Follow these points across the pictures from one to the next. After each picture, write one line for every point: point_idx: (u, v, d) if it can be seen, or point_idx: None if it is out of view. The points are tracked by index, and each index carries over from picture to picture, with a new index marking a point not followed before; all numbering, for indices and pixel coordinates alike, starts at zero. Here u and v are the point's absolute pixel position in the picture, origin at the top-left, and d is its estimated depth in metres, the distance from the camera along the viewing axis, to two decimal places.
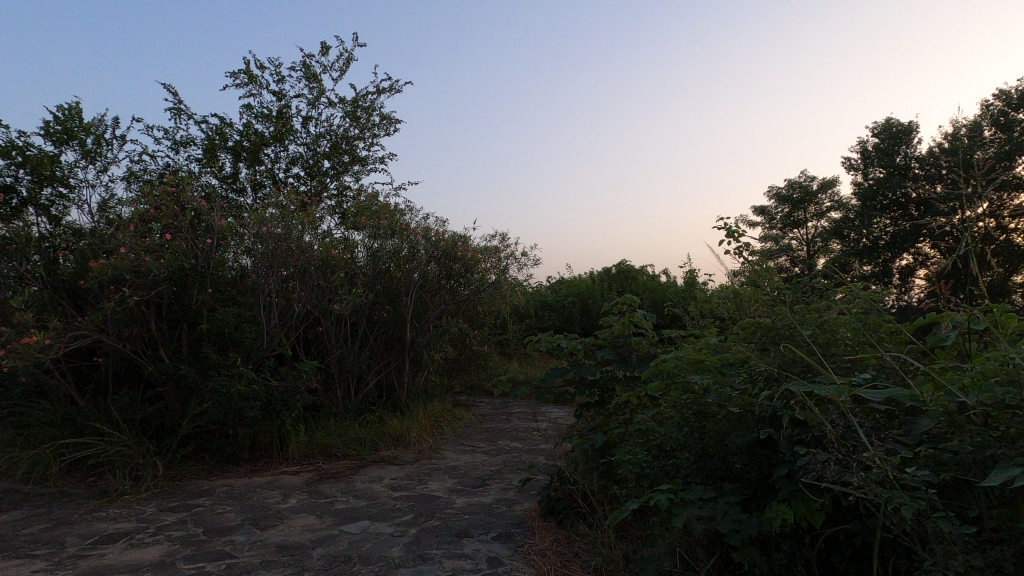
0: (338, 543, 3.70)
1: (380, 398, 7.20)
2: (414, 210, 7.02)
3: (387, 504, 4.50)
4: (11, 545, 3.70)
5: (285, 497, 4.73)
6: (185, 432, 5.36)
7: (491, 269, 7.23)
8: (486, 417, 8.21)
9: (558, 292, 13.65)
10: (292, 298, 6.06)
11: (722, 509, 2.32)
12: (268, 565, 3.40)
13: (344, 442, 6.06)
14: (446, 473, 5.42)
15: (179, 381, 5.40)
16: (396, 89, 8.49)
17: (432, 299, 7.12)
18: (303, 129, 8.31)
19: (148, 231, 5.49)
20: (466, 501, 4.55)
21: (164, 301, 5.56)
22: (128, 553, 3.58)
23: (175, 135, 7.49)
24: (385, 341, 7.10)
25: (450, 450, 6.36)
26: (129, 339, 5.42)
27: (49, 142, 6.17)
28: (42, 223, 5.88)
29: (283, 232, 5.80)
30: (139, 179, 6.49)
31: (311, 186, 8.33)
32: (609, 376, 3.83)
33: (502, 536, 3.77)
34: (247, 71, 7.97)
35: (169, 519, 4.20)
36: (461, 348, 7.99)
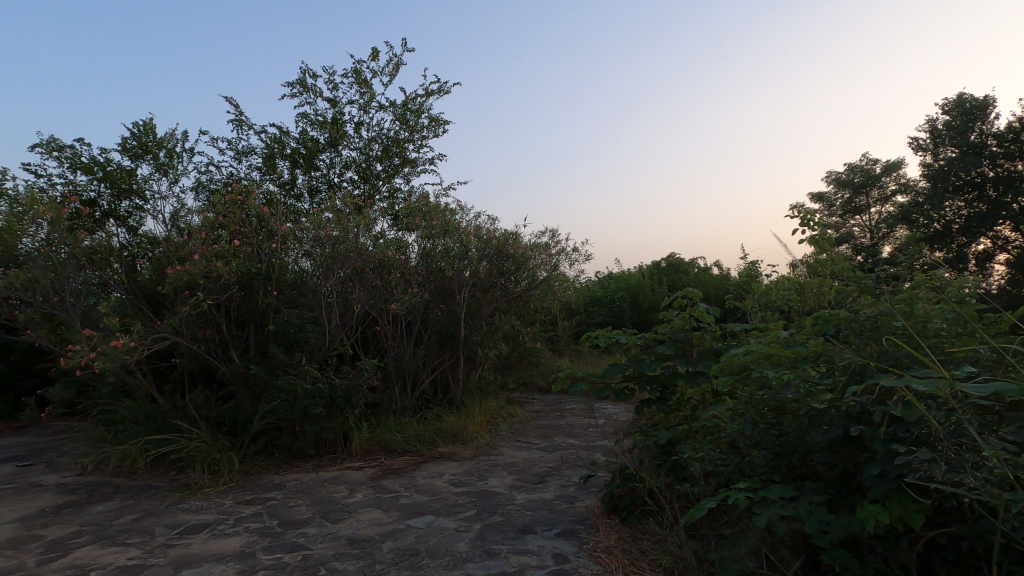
0: (406, 537, 3.79)
1: (436, 395, 7.33)
2: (465, 210, 7.07)
3: (450, 499, 4.58)
4: (108, 534, 3.98)
5: (352, 491, 4.88)
6: (257, 428, 5.61)
7: (542, 266, 7.24)
8: (539, 413, 8.25)
9: (607, 287, 13.49)
10: (351, 299, 6.23)
11: (808, 508, 2.23)
12: (341, 556, 3.52)
13: (403, 438, 6.20)
14: (505, 469, 5.46)
15: (249, 380, 5.67)
16: (445, 91, 8.58)
17: (484, 296, 7.19)
18: (355, 134, 8.53)
19: (217, 238, 5.76)
20: (526, 497, 4.57)
21: (232, 304, 5.85)
22: (211, 544, 3.78)
23: (238, 146, 7.85)
24: (439, 339, 7.22)
25: (507, 446, 6.41)
26: (203, 340, 5.72)
27: (127, 157, 6.61)
28: (122, 233, 6.34)
29: (341, 235, 5.97)
30: (206, 189, 6.83)
31: (365, 189, 8.54)
32: (670, 372, 3.74)
33: (567, 532, 3.76)
34: (302, 80, 8.24)
35: (246, 512, 4.41)
36: (514, 345, 8.02)
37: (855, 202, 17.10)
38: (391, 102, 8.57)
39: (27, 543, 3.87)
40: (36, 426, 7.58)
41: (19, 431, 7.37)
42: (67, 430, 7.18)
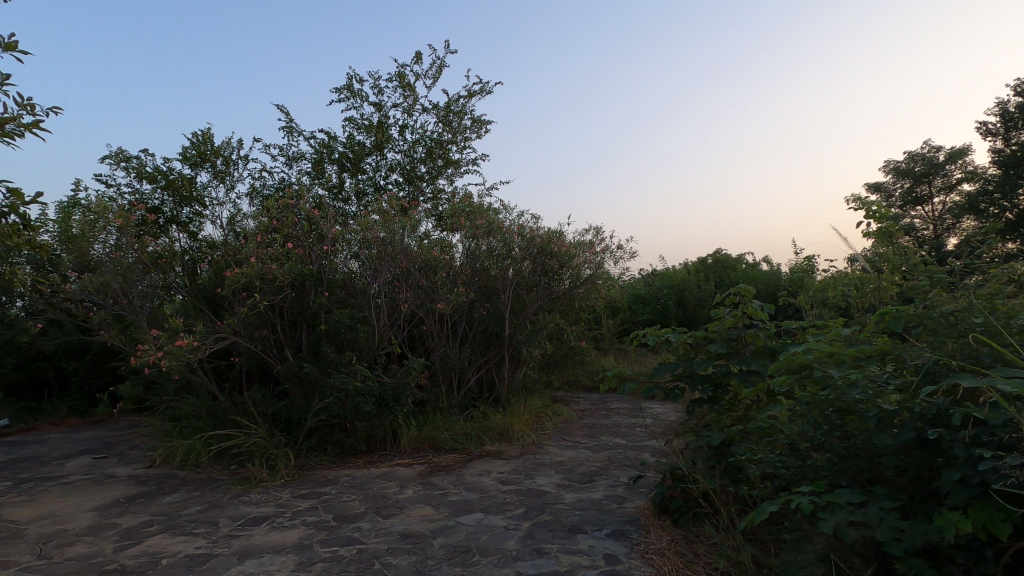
0: (456, 533, 3.83)
1: (481, 393, 7.39)
2: (508, 210, 7.10)
3: (498, 497, 4.60)
4: (176, 524, 4.20)
5: (403, 488, 4.98)
6: (311, 425, 5.79)
7: (586, 264, 7.20)
8: (585, 413, 8.19)
9: (652, 285, 13.25)
10: (398, 300, 6.35)
11: (878, 515, 2.14)
12: (394, 551, 3.59)
13: (451, 436, 6.28)
14: (552, 468, 5.45)
15: (303, 378, 5.86)
16: (487, 91, 8.63)
17: (528, 295, 7.21)
18: (400, 137, 8.69)
19: (271, 241, 5.99)
20: (575, 497, 4.54)
21: (286, 304, 6.05)
22: (271, 535, 3.93)
23: (289, 151, 8.13)
24: (484, 338, 7.26)
25: (553, 444, 6.40)
26: (259, 340, 5.96)
27: (187, 166, 6.95)
28: (183, 239, 6.69)
29: (388, 237, 6.09)
30: (260, 195, 7.09)
31: (409, 191, 8.67)
32: (723, 371, 3.65)
33: (617, 533, 3.71)
34: (349, 86, 8.46)
35: (302, 506, 4.56)
36: (558, 344, 7.99)
37: (916, 192, 16.21)
38: (434, 104, 8.69)
39: (105, 531, 4.12)
40: (108, 420, 8.08)
41: (94, 424, 7.86)
42: (136, 425, 7.61)
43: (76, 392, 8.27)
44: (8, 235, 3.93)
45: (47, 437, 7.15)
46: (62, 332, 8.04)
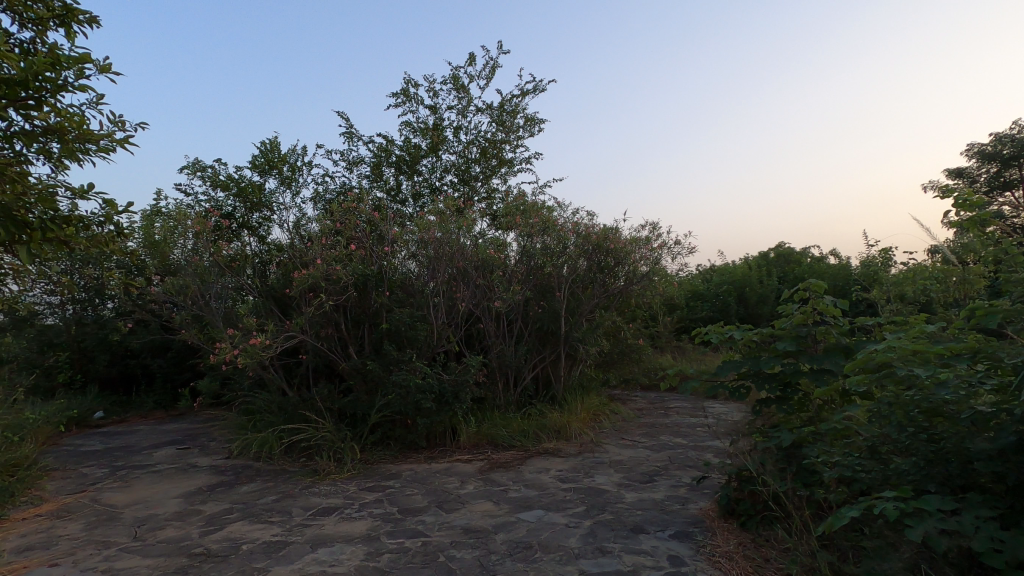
0: (518, 530, 3.87)
1: (538, 391, 7.41)
2: (562, 207, 7.08)
3: (558, 495, 4.61)
4: (254, 512, 4.45)
5: (463, 483, 5.07)
6: (374, 420, 5.99)
7: (643, 260, 7.09)
8: (643, 411, 8.07)
9: (710, 281, 12.88)
10: (455, 298, 6.46)
11: (973, 523, 2.02)
12: (458, 545, 3.67)
13: (509, 433, 6.33)
14: (612, 466, 5.40)
15: (366, 375, 6.07)
16: (540, 89, 8.63)
17: (584, 293, 7.18)
18: (454, 138, 8.83)
19: (335, 243, 6.23)
20: (635, 496, 4.48)
21: (350, 304, 6.27)
22: (341, 525, 4.10)
23: (349, 156, 8.42)
24: (540, 336, 7.27)
25: (612, 443, 6.35)
26: (325, 338, 6.21)
27: (256, 173, 7.34)
28: (254, 242, 7.05)
29: (444, 237, 6.20)
30: (323, 199, 7.38)
31: (464, 191, 8.80)
32: (793, 369, 3.50)
33: (681, 534, 3.64)
34: (405, 90, 8.67)
35: (368, 498, 4.73)
36: (615, 342, 7.89)
37: (1004, 177, 14.97)
38: (488, 104, 8.78)
39: (191, 516, 4.42)
40: (189, 414, 8.64)
41: (177, 417, 8.43)
42: (214, 418, 8.10)
43: (161, 387, 8.90)
44: (104, 242, 4.28)
45: (137, 429, 7.73)
46: (148, 331, 8.66)
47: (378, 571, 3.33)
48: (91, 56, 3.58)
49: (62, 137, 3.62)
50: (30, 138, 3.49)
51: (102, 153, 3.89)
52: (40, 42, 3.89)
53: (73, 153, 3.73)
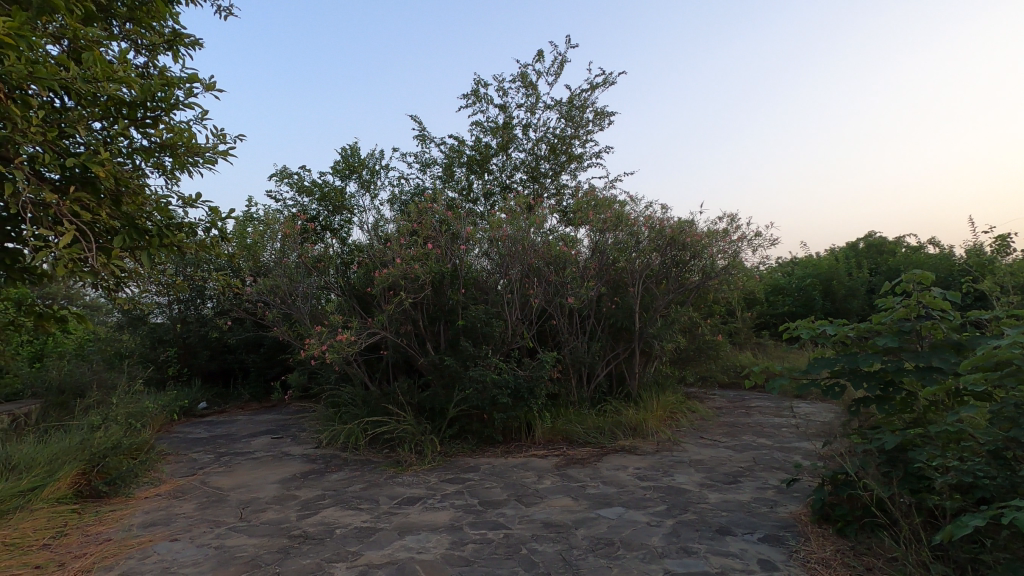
0: (598, 526, 3.86)
1: (612, 388, 7.33)
2: (635, 202, 6.96)
3: (637, 493, 4.54)
4: (345, 499, 4.71)
5: (541, 478, 5.11)
6: (452, 414, 6.16)
7: (720, 254, 6.85)
8: (722, 410, 7.80)
9: (793, 274, 12.22)
10: (529, 295, 6.52)
11: None
12: (539, 538, 3.71)
13: (584, 429, 6.31)
14: (692, 466, 5.26)
15: (444, 371, 6.25)
16: (610, 82, 8.52)
17: (658, 288, 7.04)
18: (524, 136, 8.89)
19: (412, 243, 6.43)
20: (719, 497, 4.34)
21: (427, 302, 6.45)
22: (426, 515, 4.26)
23: (422, 158, 8.69)
24: (614, 332, 7.19)
25: (691, 442, 6.19)
26: (404, 335, 6.45)
27: (338, 177, 7.73)
28: (336, 244, 7.41)
29: (517, 234, 6.25)
30: (399, 200, 7.65)
31: (534, 188, 8.86)
32: (895, 368, 3.26)
33: (772, 538, 3.50)
34: (475, 91, 8.82)
35: (450, 489, 4.87)
36: (692, 338, 7.67)
37: None
38: (557, 100, 8.76)
39: (288, 501, 4.73)
40: (281, 406, 9.25)
41: (270, 409, 9.04)
42: (303, 410, 8.62)
43: (255, 379, 9.60)
44: (209, 246, 4.66)
45: (235, 419, 8.35)
46: (243, 328, 9.33)
47: (463, 559, 3.43)
48: (198, 75, 3.91)
49: (174, 152, 3.97)
50: (148, 154, 3.85)
51: (207, 165, 4.23)
52: (152, 66, 4.27)
53: (183, 166, 4.08)
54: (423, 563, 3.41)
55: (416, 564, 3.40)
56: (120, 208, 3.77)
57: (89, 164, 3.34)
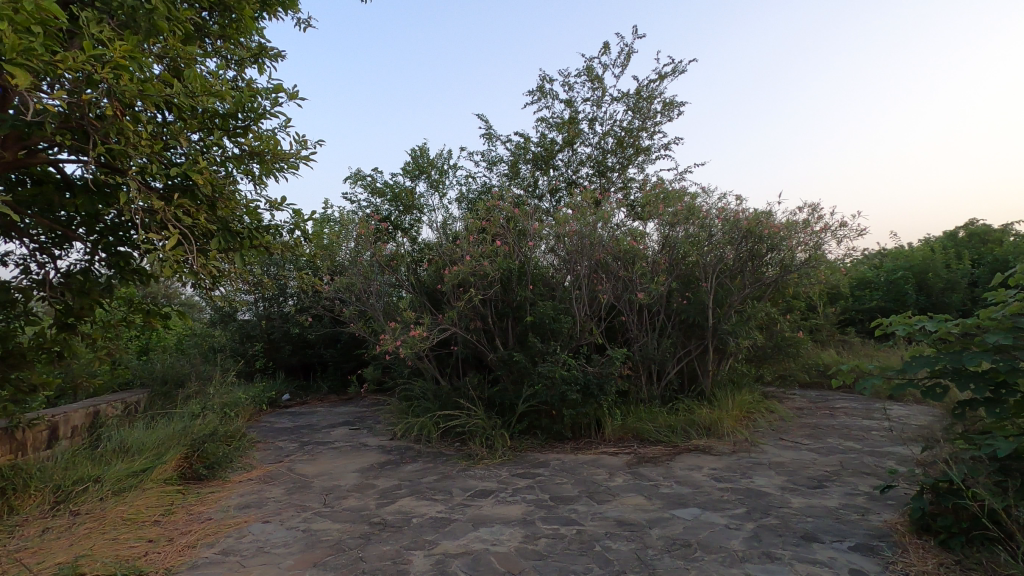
0: (674, 526, 3.77)
1: (684, 386, 7.14)
2: (707, 193, 6.73)
3: (714, 494, 4.40)
4: (421, 489, 4.86)
5: (612, 475, 5.06)
6: (522, 409, 6.21)
7: (801, 246, 6.49)
8: (804, 411, 7.40)
9: (881, 267, 11.39)
10: (597, 291, 6.46)
11: None
12: (613, 536, 3.67)
13: (656, 428, 6.18)
14: (772, 468, 5.03)
15: (513, 366, 6.31)
16: (679, 71, 8.27)
17: (733, 283, 6.77)
18: (590, 131, 8.80)
19: (481, 240, 6.50)
20: (804, 502, 4.13)
21: (496, 298, 6.51)
22: (498, 508, 4.32)
23: (489, 156, 8.79)
24: (686, 328, 6.99)
25: (770, 443, 5.92)
26: (474, 331, 6.56)
27: (409, 177, 7.97)
28: (407, 243, 7.63)
29: (584, 229, 6.20)
30: (467, 199, 7.77)
31: (601, 183, 8.75)
32: (1009, 368, 2.97)
33: (864, 547, 3.29)
34: (541, 87, 8.82)
35: (520, 484, 4.91)
36: (769, 334, 7.32)
37: None
38: (623, 92, 8.60)
39: (367, 489, 4.94)
40: (358, 399, 9.68)
41: (347, 402, 9.47)
42: (377, 403, 8.97)
43: (334, 373, 10.22)
44: (293, 246, 4.94)
45: (316, 410, 8.82)
46: (322, 324, 9.83)
47: (537, 553, 3.46)
48: (283, 86, 4.14)
49: (262, 158, 4.24)
50: (239, 161, 4.13)
51: (291, 169, 4.48)
52: (241, 79, 4.56)
53: (270, 172, 4.35)
54: (498, 554, 3.46)
55: (491, 556, 3.46)
56: (215, 212, 4.06)
57: (190, 173, 3.62)
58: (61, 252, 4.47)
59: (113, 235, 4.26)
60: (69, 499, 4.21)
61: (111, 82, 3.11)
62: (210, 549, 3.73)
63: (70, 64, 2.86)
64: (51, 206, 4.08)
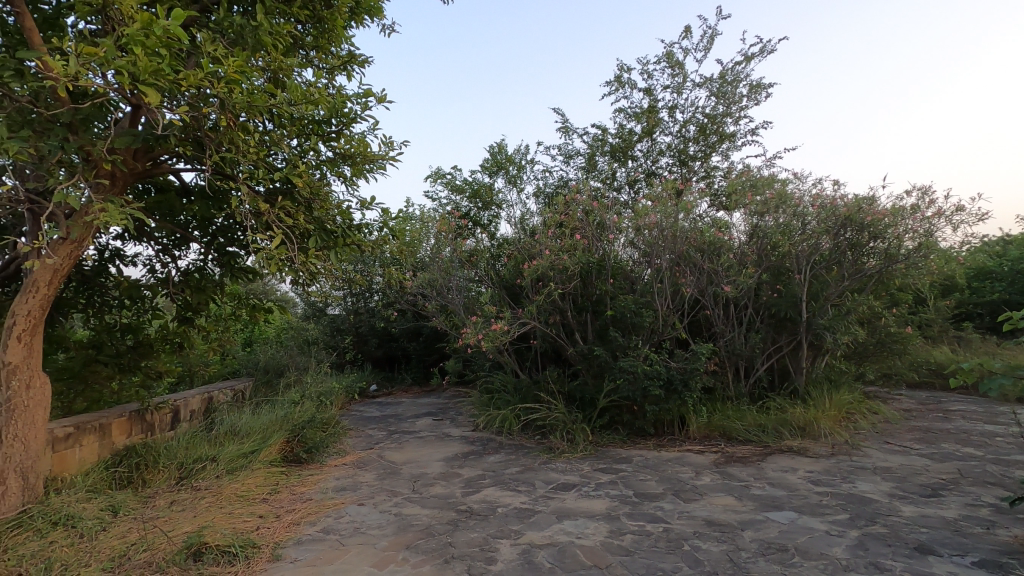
0: (768, 529, 3.60)
1: (775, 384, 6.78)
2: (799, 179, 6.34)
3: (812, 498, 4.15)
4: (504, 480, 4.96)
5: (698, 474, 4.90)
6: (603, 405, 6.16)
7: (909, 234, 5.95)
8: (912, 413, 6.81)
9: (1004, 256, 10.23)
10: (681, 284, 6.26)
11: None
12: (702, 536, 3.57)
13: (744, 427, 5.92)
14: (877, 473, 4.67)
15: (594, 361, 6.27)
16: (768, 51, 7.82)
17: (829, 275, 6.35)
18: (670, 119, 8.53)
19: (560, 234, 6.48)
20: (916, 511, 3.81)
21: (575, 292, 6.47)
22: (582, 502, 4.32)
23: (566, 149, 8.75)
24: (777, 323, 6.63)
25: (874, 447, 5.50)
26: (554, 325, 6.56)
27: (488, 174, 8.11)
28: (486, 239, 7.78)
29: (665, 221, 6.02)
30: (544, 194, 7.79)
31: (681, 173, 8.48)
32: None
33: (991, 564, 2.99)
34: (618, 77, 8.66)
35: (603, 479, 4.88)
36: (871, 330, 6.79)
37: None
38: (706, 77, 8.27)
39: (452, 478, 5.10)
40: (440, 390, 10.00)
41: (430, 393, 9.82)
42: (459, 395, 9.22)
43: (417, 365, 10.63)
44: (381, 244, 5.17)
45: (401, 401, 9.21)
46: (406, 318, 10.24)
47: (623, 549, 3.43)
48: (371, 91, 4.33)
49: (354, 161, 4.47)
50: (333, 164, 4.38)
51: (380, 171, 4.69)
52: (333, 87, 4.82)
53: (360, 174, 4.58)
54: (583, 548, 3.47)
55: (576, 548, 3.47)
56: (312, 213, 4.34)
57: (291, 176, 3.89)
58: (180, 252, 4.94)
59: (224, 236, 4.67)
60: (191, 475, 4.66)
61: (225, 95, 3.39)
62: (312, 527, 4.00)
63: (190, 81, 3.13)
64: (173, 211, 4.52)
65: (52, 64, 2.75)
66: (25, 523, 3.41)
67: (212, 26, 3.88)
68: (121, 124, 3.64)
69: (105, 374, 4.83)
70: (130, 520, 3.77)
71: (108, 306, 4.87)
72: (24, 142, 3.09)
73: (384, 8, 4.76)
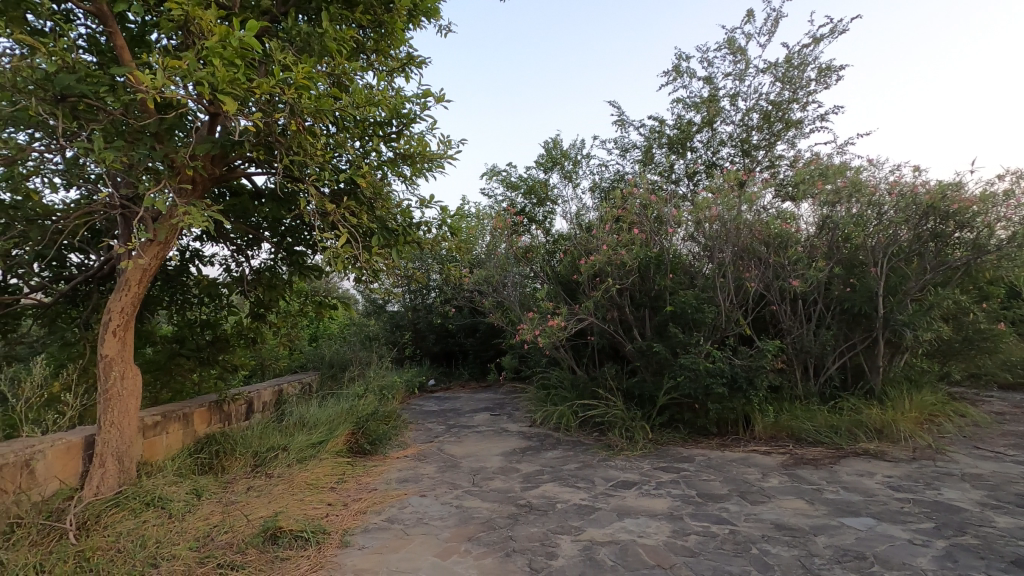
0: (844, 536, 3.42)
1: (848, 383, 6.43)
2: (875, 166, 5.96)
3: (892, 504, 3.91)
4: (563, 476, 4.95)
5: (766, 476, 4.71)
6: (663, 402, 6.04)
7: (1001, 222, 5.47)
8: (1005, 417, 6.29)
9: None
10: (745, 278, 6.04)
11: None
12: (771, 540, 3.43)
13: (815, 428, 5.64)
14: (966, 480, 4.34)
15: (653, 358, 6.15)
16: (838, 32, 7.39)
17: (909, 267, 5.94)
18: (731, 108, 8.22)
19: (617, 229, 6.38)
20: (1013, 522, 3.51)
21: (633, 288, 6.36)
22: (643, 500, 4.25)
23: (622, 143, 8.61)
24: (850, 319, 6.27)
25: (961, 452, 5.12)
26: (612, 321, 6.48)
27: (543, 170, 8.09)
28: (542, 235, 7.77)
29: (727, 213, 5.81)
30: (600, 188, 7.69)
31: (744, 163, 8.16)
32: None
33: None
34: (676, 67, 8.42)
35: (664, 478, 4.78)
36: (957, 327, 6.31)
37: None
38: (770, 62, 7.91)
39: (511, 473, 5.14)
40: (496, 386, 10.09)
41: (486, 389, 9.93)
42: (515, 391, 9.27)
43: (474, 361, 10.77)
44: (439, 241, 5.27)
45: (459, 396, 9.36)
46: (463, 315, 10.39)
47: (687, 550, 3.35)
48: (430, 91, 4.42)
49: (413, 160, 4.57)
50: (394, 164, 4.49)
51: (438, 169, 4.78)
52: (393, 89, 4.94)
53: (419, 173, 4.68)
54: (646, 546, 3.42)
55: (638, 547, 3.42)
56: (374, 213, 4.48)
57: (354, 177, 4.02)
58: (253, 252, 5.21)
59: (292, 236, 4.89)
60: (265, 463, 4.93)
61: (294, 100, 3.54)
62: (377, 516, 4.14)
63: (263, 88, 3.28)
64: (246, 212, 4.78)
65: (141, 78, 2.95)
66: (121, 503, 3.70)
67: (281, 35, 4.06)
68: (201, 131, 3.87)
69: (188, 366, 5.16)
70: (212, 503, 4.03)
71: (190, 303, 5.25)
72: (117, 151, 3.33)
73: (441, 8, 4.83)
